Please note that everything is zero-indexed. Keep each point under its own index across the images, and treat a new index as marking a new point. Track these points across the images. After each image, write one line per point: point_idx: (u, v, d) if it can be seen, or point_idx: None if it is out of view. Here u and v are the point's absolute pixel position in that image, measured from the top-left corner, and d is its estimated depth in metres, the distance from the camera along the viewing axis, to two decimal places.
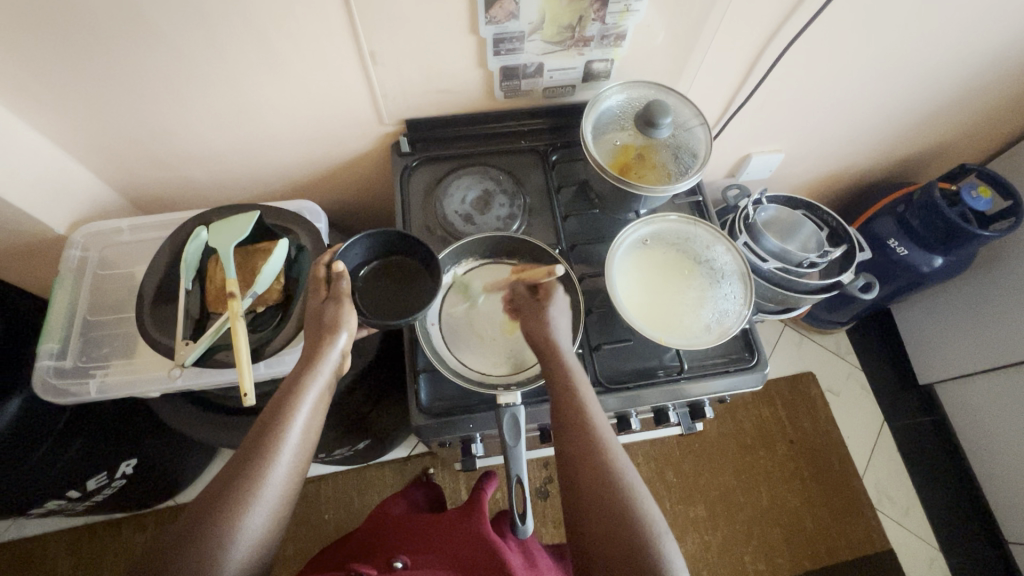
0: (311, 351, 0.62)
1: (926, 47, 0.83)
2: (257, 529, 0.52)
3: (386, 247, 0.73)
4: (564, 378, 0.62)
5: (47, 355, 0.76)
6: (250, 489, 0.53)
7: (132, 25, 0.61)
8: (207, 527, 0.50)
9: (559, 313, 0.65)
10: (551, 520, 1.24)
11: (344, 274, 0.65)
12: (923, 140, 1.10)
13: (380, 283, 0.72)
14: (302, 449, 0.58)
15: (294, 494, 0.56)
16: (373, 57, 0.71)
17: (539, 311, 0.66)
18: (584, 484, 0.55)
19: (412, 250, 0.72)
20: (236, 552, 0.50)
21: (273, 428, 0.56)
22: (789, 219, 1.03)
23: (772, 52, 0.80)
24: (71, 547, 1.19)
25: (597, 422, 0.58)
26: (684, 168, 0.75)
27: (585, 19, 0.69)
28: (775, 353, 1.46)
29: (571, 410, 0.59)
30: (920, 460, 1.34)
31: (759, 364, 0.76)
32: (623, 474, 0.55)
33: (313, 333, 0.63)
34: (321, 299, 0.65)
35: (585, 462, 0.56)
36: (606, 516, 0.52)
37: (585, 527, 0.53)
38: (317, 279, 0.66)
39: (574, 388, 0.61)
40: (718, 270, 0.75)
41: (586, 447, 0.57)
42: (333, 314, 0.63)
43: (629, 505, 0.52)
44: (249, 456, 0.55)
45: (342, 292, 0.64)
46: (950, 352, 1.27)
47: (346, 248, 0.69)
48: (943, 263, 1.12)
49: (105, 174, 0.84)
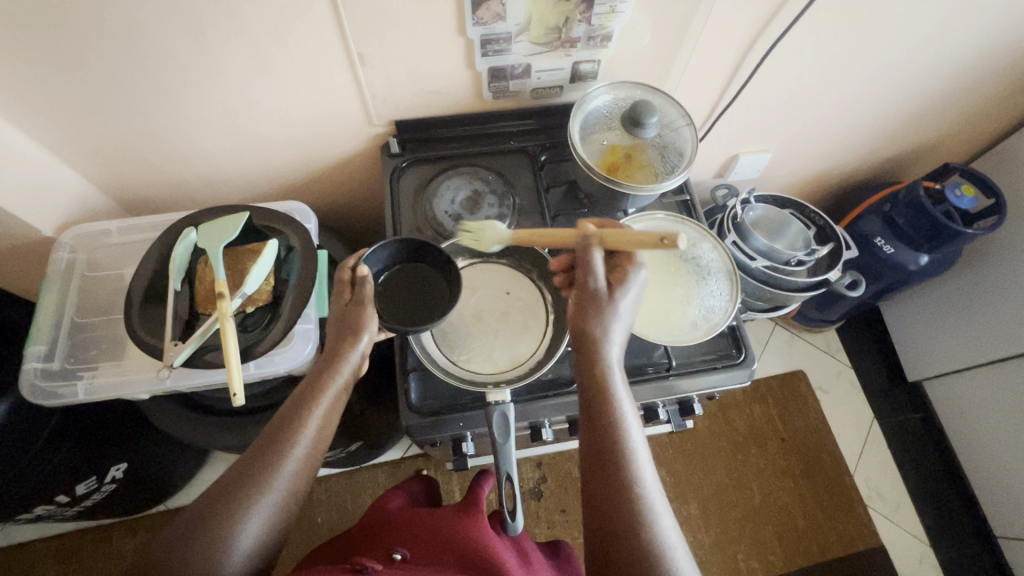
0: (333, 351, 0.62)
1: (906, 48, 0.84)
2: (263, 523, 0.53)
3: (403, 254, 0.73)
4: (601, 381, 0.59)
5: (34, 358, 0.75)
6: (263, 481, 0.54)
7: (120, 28, 0.62)
8: (216, 518, 0.52)
9: (627, 304, 0.61)
10: (544, 521, 1.24)
11: (369, 277, 0.64)
12: (907, 139, 1.11)
13: (398, 289, 0.71)
14: (316, 446, 0.59)
15: (302, 489, 0.58)
16: (361, 58, 0.71)
17: (602, 307, 0.60)
18: (603, 482, 0.56)
19: (430, 257, 0.72)
20: (242, 544, 0.52)
21: (290, 425, 0.58)
22: (777, 217, 1.05)
23: (756, 54, 0.81)
24: (59, 554, 1.18)
25: (628, 427, 0.58)
26: (670, 167, 0.76)
27: (571, 20, 0.70)
28: (765, 352, 1.47)
29: (599, 399, 0.59)
30: (911, 457, 1.35)
31: (746, 361, 0.76)
32: (643, 481, 0.55)
33: (335, 334, 0.63)
34: (343, 303, 0.64)
35: (611, 467, 0.56)
36: (620, 511, 0.54)
37: (602, 529, 0.54)
38: (341, 282, 0.65)
39: (608, 392, 0.59)
40: (704, 267, 0.76)
41: (610, 451, 0.56)
42: (357, 316, 0.63)
43: (643, 510, 0.54)
44: (264, 451, 0.56)
45: (366, 297, 0.63)
46: (938, 349, 1.29)
47: (371, 250, 0.69)
48: (928, 261, 1.14)
49: (93, 175, 0.83)
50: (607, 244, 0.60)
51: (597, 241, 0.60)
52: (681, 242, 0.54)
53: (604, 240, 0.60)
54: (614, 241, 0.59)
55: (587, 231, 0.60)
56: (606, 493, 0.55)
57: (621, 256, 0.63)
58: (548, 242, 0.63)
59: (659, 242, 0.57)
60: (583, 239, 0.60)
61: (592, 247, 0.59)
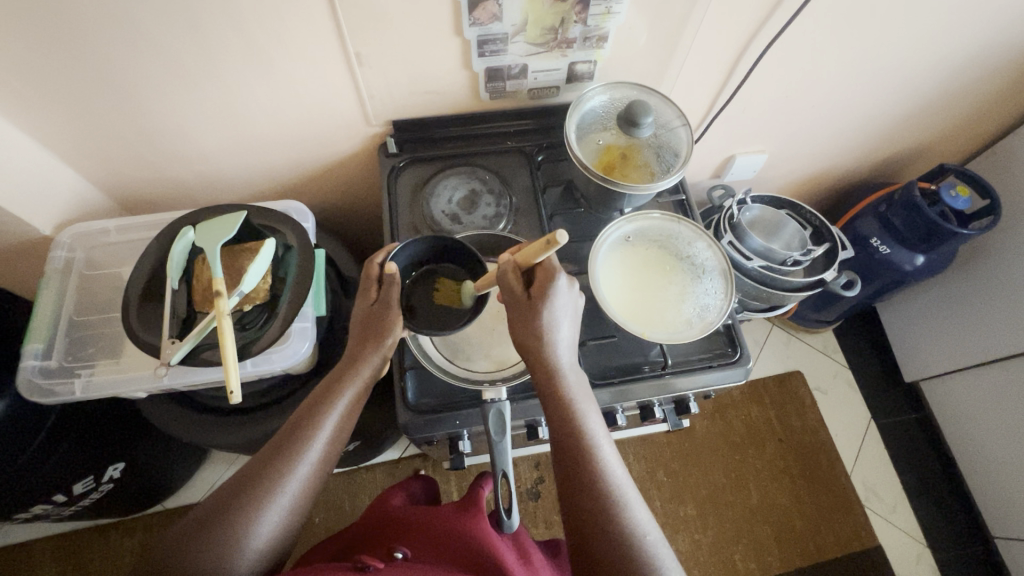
0: (355, 354, 0.63)
1: (900, 50, 0.85)
2: (274, 522, 0.54)
3: (434, 252, 0.71)
4: (556, 385, 0.59)
5: (31, 356, 0.76)
6: (277, 480, 0.56)
7: (118, 28, 0.62)
8: (230, 515, 0.53)
9: (558, 315, 0.59)
10: (542, 521, 1.24)
11: (396, 278, 0.62)
12: (903, 140, 1.12)
13: (427, 287, 0.70)
14: (330, 447, 0.61)
15: (315, 489, 0.59)
16: (359, 58, 0.72)
17: (532, 323, 0.58)
18: (577, 486, 0.57)
19: (460, 256, 0.70)
20: (254, 542, 0.53)
21: (306, 425, 0.59)
22: (773, 218, 1.04)
23: (751, 54, 0.81)
24: (57, 552, 1.18)
25: (590, 426, 0.59)
26: (666, 166, 0.76)
27: (568, 21, 0.71)
28: (762, 352, 1.48)
29: (558, 405, 0.59)
30: (907, 457, 1.35)
31: (742, 359, 0.77)
32: (612, 475, 0.57)
33: (358, 338, 0.64)
34: (370, 301, 0.65)
35: (579, 468, 0.57)
36: (596, 511, 0.55)
37: (579, 529, 0.55)
38: (368, 279, 0.65)
39: (564, 396, 0.59)
40: (700, 266, 0.76)
41: (577, 452, 0.58)
42: (384, 319, 0.63)
43: (616, 504, 0.55)
44: (279, 451, 0.58)
45: (393, 297, 0.63)
46: (934, 350, 1.29)
47: (400, 247, 0.67)
48: (924, 261, 1.14)
49: (92, 174, 0.84)
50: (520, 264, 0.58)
51: (508, 265, 0.58)
52: (562, 237, 0.50)
53: (518, 261, 0.58)
54: (523, 257, 0.57)
55: (502, 259, 0.59)
56: (578, 493, 0.56)
57: (541, 268, 0.59)
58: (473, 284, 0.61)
59: (548, 245, 0.53)
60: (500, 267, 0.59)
61: (509, 271, 0.58)
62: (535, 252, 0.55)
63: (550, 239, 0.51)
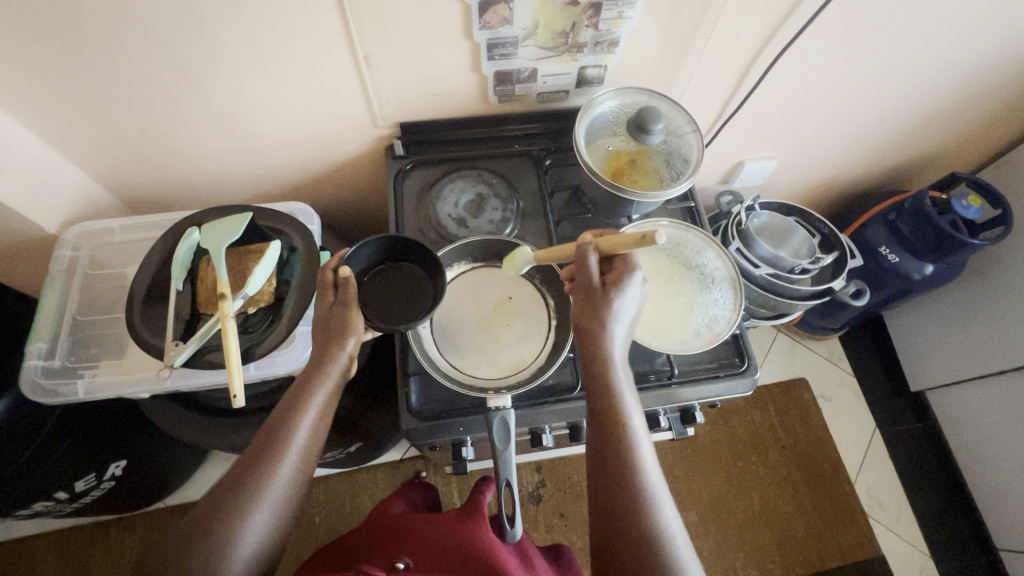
0: (319, 355, 0.62)
1: (915, 57, 0.84)
2: (261, 529, 0.54)
3: (389, 250, 0.72)
4: (603, 376, 0.60)
5: (35, 355, 0.75)
6: (258, 487, 0.55)
7: (124, 25, 0.61)
8: (217, 524, 0.52)
9: (628, 303, 0.61)
10: (543, 524, 1.24)
11: (352, 278, 0.63)
12: (914, 148, 1.11)
13: (385, 288, 0.71)
14: (309, 449, 0.60)
15: (297, 495, 0.58)
16: (367, 60, 0.71)
17: (601, 305, 0.60)
18: (610, 482, 0.55)
19: (415, 254, 0.72)
20: (241, 551, 0.52)
21: (282, 428, 0.58)
22: (781, 225, 1.03)
23: (764, 60, 0.80)
24: (57, 547, 1.18)
25: (633, 428, 0.57)
26: (675, 173, 0.75)
27: (579, 25, 0.70)
28: (767, 359, 1.47)
29: (602, 394, 0.59)
30: (913, 466, 1.34)
31: (749, 370, 0.76)
32: (649, 482, 0.55)
33: (321, 338, 0.63)
34: (327, 305, 0.64)
35: (616, 463, 0.56)
36: (629, 510, 0.53)
37: (604, 529, 0.54)
38: (321, 283, 0.64)
39: (612, 388, 0.59)
40: (709, 275, 0.75)
41: (616, 445, 0.56)
42: (342, 319, 0.62)
43: (650, 506, 0.53)
44: (258, 456, 0.57)
45: (350, 298, 0.63)
46: (942, 360, 1.28)
47: (353, 251, 0.68)
48: (933, 270, 1.13)
49: (97, 173, 0.84)
50: (602, 247, 0.60)
51: (592, 247, 0.60)
52: (659, 239, 0.52)
53: (599, 245, 0.60)
54: (609, 242, 0.59)
55: (583, 240, 0.60)
56: (608, 494, 0.55)
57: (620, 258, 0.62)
58: (554, 257, 0.65)
59: (641, 242, 0.55)
60: (581, 247, 0.60)
61: (589, 252, 0.60)
62: (626, 242, 0.57)
63: (648, 237, 0.53)
